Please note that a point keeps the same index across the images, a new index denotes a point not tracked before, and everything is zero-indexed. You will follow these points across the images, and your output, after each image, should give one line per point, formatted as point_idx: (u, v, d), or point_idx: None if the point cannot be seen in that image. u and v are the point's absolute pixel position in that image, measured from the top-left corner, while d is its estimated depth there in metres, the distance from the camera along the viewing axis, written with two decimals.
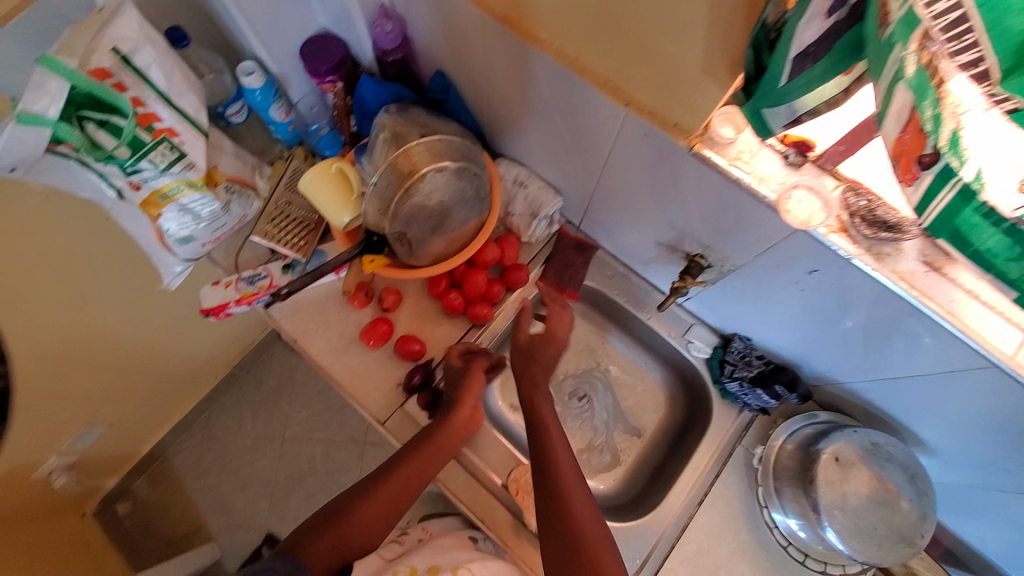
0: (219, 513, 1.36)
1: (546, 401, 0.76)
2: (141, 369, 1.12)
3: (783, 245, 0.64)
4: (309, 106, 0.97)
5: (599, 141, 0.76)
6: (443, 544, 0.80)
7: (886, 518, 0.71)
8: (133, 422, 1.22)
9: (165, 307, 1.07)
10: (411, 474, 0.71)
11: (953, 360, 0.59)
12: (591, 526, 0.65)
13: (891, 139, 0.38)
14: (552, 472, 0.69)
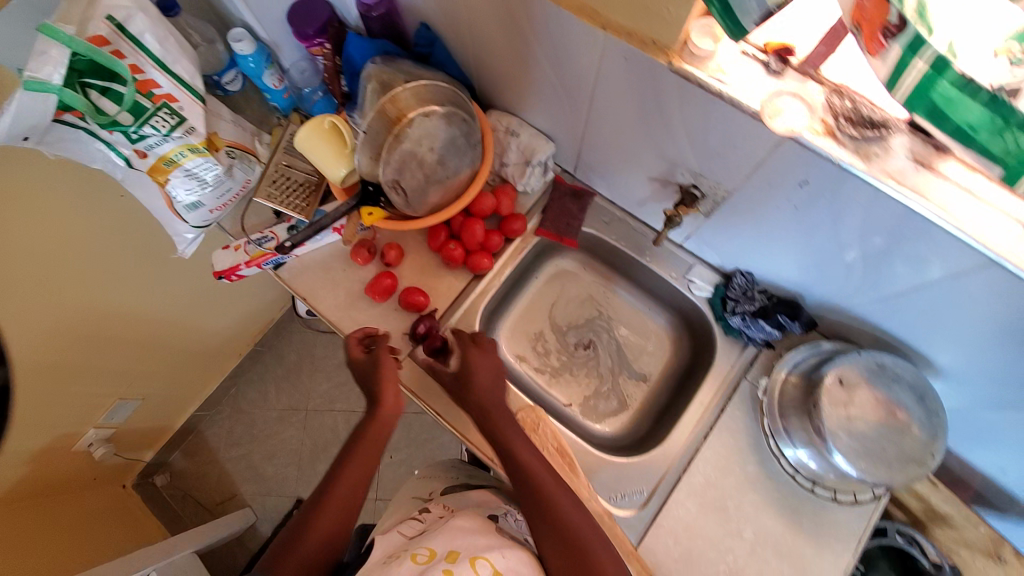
0: (251, 481, 1.57)
1: (479, 376, 0.77)
2: (175, 342, 1.31)
3: (770, 160, 0.62)
4: (300, 71, 0.97)
5: (585, 79, 0.74)
6: (461, 527, 0.66)
7: (894, 440, 0.70)
8: (168, 391, 1.41)
9: (190, 282, 1.23)
10: (360, 463, 0.69)
11: (953, 263, 0.57)
12: (563, 496, 0.66)
13: (853, 9, 0.41)
14: (511, 454, 0.70)
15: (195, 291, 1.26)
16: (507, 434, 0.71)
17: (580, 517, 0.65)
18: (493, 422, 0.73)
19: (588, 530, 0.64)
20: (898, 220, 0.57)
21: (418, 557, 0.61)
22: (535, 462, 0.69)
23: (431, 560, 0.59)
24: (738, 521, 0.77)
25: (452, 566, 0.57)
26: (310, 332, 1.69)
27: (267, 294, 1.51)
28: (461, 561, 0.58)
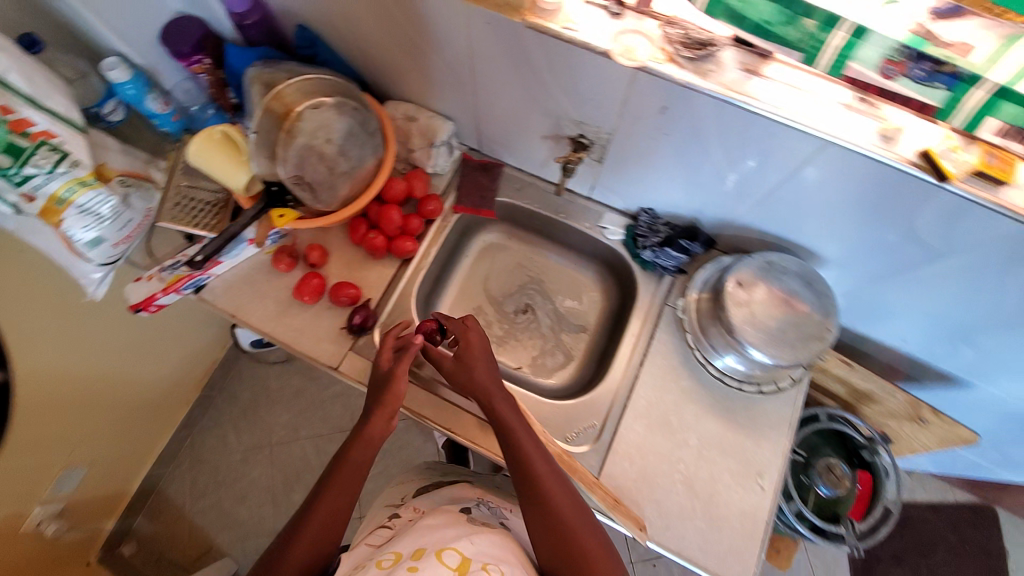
0: (226, 528, 1.50)
1: (494, 389, 0.74)
2: (113, 399, 1.25)
3: (632, 94, 0.68)
4: (185, 92, 0.96)
5: (459, 52, 0.78)
6: (431, 524, 0.68)
7: (794, 322, 0.78)
8: (114, 454, 1.33)
9: (117, 332, 1.18)
10: (351, 473, 0.71)
11: (799, 153, 0.65)
12: (567, 507, 0.67)
13: None
14: (527, 472, 0.69)
15: (126, 341, 1.21)
16: (523, 450, 0.70)
17: (579, 521, 0.67)
18: (512, 440, 0.71)
19: (585, 531, 0.66)
20: (747, 124, 0.64)
21: (385, 561, 0.60)
22: (550, 479, 0.69)
23: (397, 562, 0.60)
24: (683, 431, 0.84)
25: (417, 562, 0.59)
26: (260, 365, 1.65)
27: (204, 332, 1.47)
28: (427, 556, 0.59)
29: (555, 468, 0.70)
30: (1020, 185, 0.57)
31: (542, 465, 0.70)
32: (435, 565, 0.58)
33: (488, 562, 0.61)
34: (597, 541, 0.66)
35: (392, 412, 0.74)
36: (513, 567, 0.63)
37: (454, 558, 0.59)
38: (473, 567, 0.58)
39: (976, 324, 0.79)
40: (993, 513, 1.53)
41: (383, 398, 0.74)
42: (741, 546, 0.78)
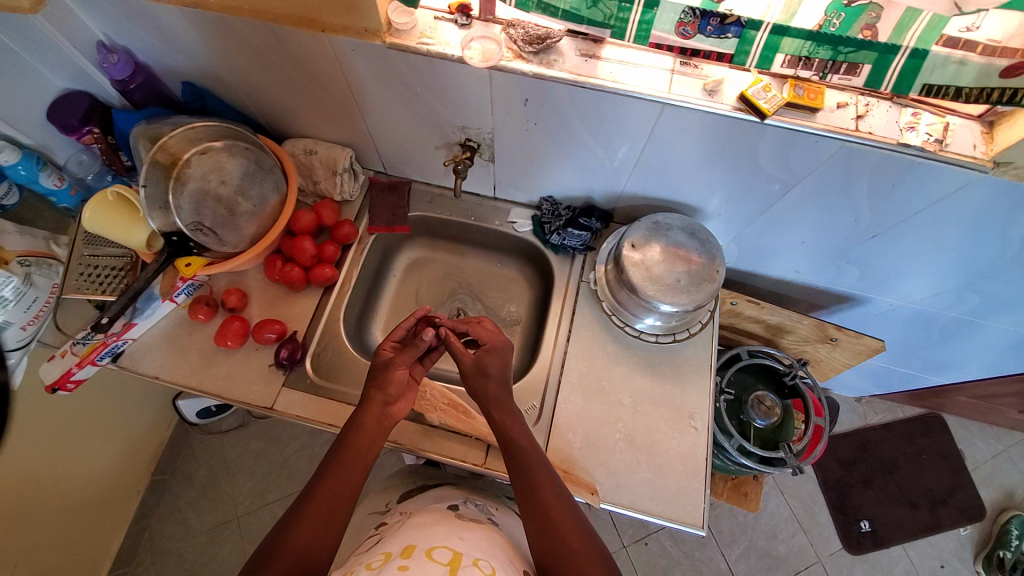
0: None
1: (505, 408, 0.77)
2: (63, 500, 1.14)
3: (495, 93, 0.75)
4: (80, 164, 0.96)
5: (338, 82, 0.83)
6: (418, 524, 0.71)
7: (686, 270, 0.86)
8: (70, 564, 1.21)
9: (61, 424, 1.09)
10: (347, 473, 0.69)
11: (647, 120, 0.72)
12: (561, 509, 0.68)
13: None
14: (530, 485, 0.70)
15: (71, 433, 1.12)
16: (529, 463, 0.72)
17: (568, 520, 0.67)
18: (518, 456, 0.73)
19: (571, 528, 0.66)
20: (595, 103, 0.72)
21: (374, 561, 0.61)
22: (547, 486, 0.70)
23: (386, 562, 0.60)
24: (616, 393, 0.89)
25: (408, 561, 0.60)
26: (215, 438, 1.57)
27: (146, 410, 1.39)
28: (417, 553, 0.61)
29: (554, 477, 0.72)
30: (828, 111, 0.67)
31: (544, 475, 0.71)
32: (425, 562, 0.60)
33: (478, 557, 0.63)
34: (581, 535, 0.66)
35: (388, 396, 0.76)
36: (500, 560, 0.65)
37: (444, 554, 0.61)
38: (465, 562, 0.61)
39: (850, 243, 0.88)
40: (940, 420, 1.65)
41: (385, 382, 0.76)
42: (687, 486, 0.83)
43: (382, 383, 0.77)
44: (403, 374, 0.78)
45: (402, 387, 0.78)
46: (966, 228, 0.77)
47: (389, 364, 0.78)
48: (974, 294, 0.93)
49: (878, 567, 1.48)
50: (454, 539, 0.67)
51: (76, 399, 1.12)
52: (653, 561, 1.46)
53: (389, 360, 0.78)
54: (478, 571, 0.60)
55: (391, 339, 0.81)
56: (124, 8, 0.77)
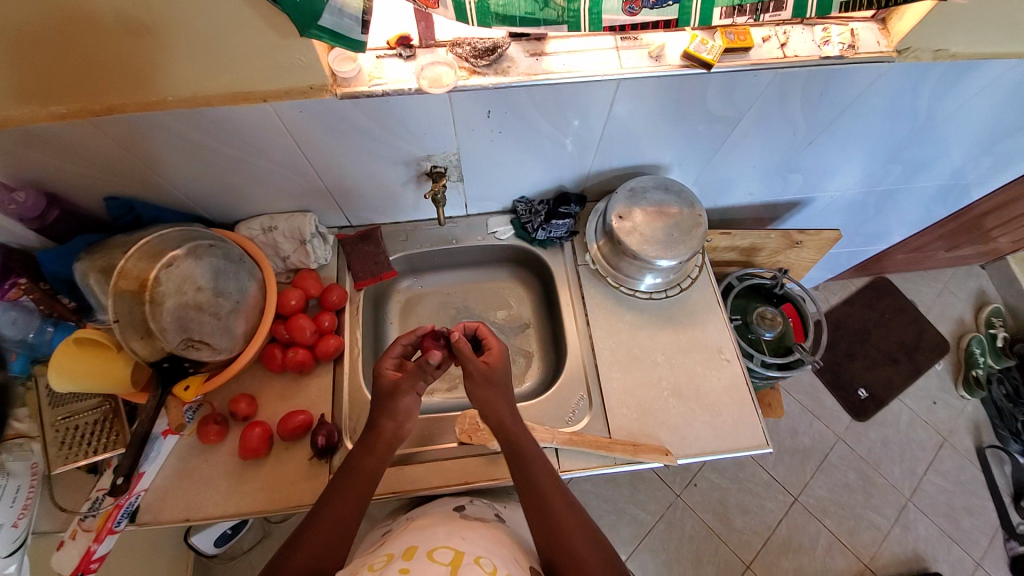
0: None
1: (512, 418, 0.75)
2: None
3: (455, 114, 0.76)
4: (14, 324, 0.78)
5: (286, 150, 0.79)
6: (422, 527, 0.72)
7: (674, 224, 0.92)
8: None
9: None
10: (356, 490, 0.70)
11: (605, 100, 0.77)
12: (567, 517, 0.68)
13: None
14: (542, 500, 0.69)
15: None
16: (536, 479, 0.70)
17: (572, 522, 0.68)
18: (525, 470, 0.71)
19: (576, 531, 0.67)
20: (555, 96, 0.75)
21: (376, 563, 0.63)
22: (555, 496, 0.69)
23: (388, 562, 0.62)
24: (648, 356, 0.93)
25: (409, 563, 0.62)
26: (239, 562, 1.39)
27: (161, 561, 1.19)
28: (417, 555, 0.63)
29: (558, 483, 0.72)
30: (758, 46, 0.74)
31: (551, 486, 0.70)
32: (426, 563, 0.61)
33: (480, 555, 0.64)
34: (585, 534, 0.67)
35: (400, 420, 0.73)
36: (503, 560, 0.66)
37: (445, 555, 0.63)
38: (466, 559, 0.62)
39: (793, 155, 0.98)
40: (887, 281, 1.88)
41: (393, 410, 0.72)
42: (742, 414, 0.89)
43: (390, 411, 0.72)
44: (410, 400, 0.73)
45: (410, 411, 0.73)
46: (882, 112, 0.88)
47: (394, 391, 0.73)
48: (897, 165, 1.07)
49: (887, 423, 1.65)
50: (455, 538, 0.68)
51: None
52: (709, 498, 1.53)
53: (396, 385, 0.73)
54: (479, 569, 0.61)
55: (390, 357, 0.77)
56: (18, 137, 0.68)
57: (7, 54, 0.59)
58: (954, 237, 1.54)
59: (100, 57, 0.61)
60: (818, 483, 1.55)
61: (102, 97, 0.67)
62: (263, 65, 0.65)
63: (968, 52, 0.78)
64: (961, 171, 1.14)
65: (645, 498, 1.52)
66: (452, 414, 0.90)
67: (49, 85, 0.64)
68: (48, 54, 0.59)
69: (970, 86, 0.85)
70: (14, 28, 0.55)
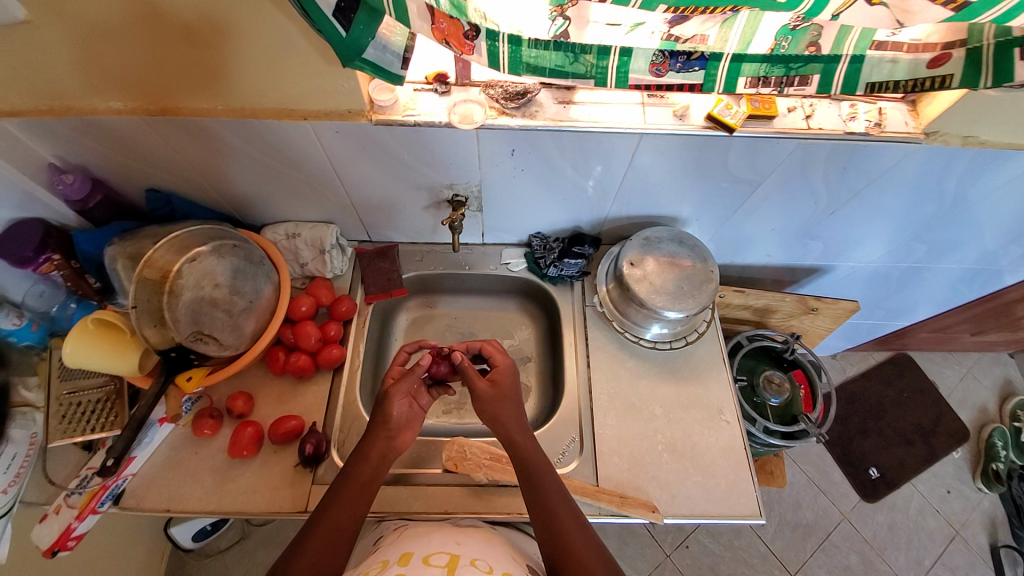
0: None
1: (520, 433, 0.74)
2: None
3: (481, 149, 0.79)
4: (40, 297, 0.86)
5: (319, 164, 0.83)
6: (414, 533, 0.70)
7: (685, 277, 0.92)
8: None
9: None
10: (352, 499, 0.68)
11: (627, 150, 0.79)
12: (577, 538, 0.66)
13: (431, 32, 0.56)
14: (551, 519, 0.67)
15: None
16: (546, 496, 0.69)
17: (581, 542, 0.65)
18: (535, 486, 0.70)
19: (589, 553, 0.64)
20: (579, 142, 0.77)
21: (371, 570, 0.61)
22: (566, 516, 0.68)
23: (385, 568, 0.61)
24: (646, 406, 0.92)
25: (405, 568, 0.60)
26: (213, 560, 1.37)
27: (137, 548, 1.19)
28: (414, 560, 0.62)
29: (569, 501, 0.70)
30: (782, 116, 0.76)
31: (560, 502, 0.69)
32: (423, 567, 0.60)
33: (476, 557, 0.64)
34: (598, 556, 0.65)
35: (392, 431, 0.74)
36: (502, 560, 0.66)
37: (442, 558, 0.62)
38: (462, 562, 0.62)
39: (813, 222, 0.98)
40: (908, 358, 1.81)
41: (385, 417, 0.74)
42: (736, 479, 0.86)
43: (383, 418, 0.74)
44: (404, 406, 0.76)
45: (404, 420, 0.75)
46: (907, 190, 0.88)
47: (387, 397, 0.76)
48: (920, 244, 1.05)
49: (897, 508, 1.56)
50: (451, 544, 0.67)
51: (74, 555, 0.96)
52: (699, 562, 1.45)
53: (388, 390, 0.76)
54: (475, 571, 0.61)
55: (396, 366, 0.80)
56: (78, 125, 0.74)
57: (83, 54, 0.64)
58: (980, 322, 1.49)
59: (164, 63, 0.66)
60: (817, 562, 1.47)
61: (158, 99, 0.72)
62: (311, 86, 0.70)
63: (1000, 141, 0.77)
64: (989, 257, 1.11)
65: (632, 554, 1.45)
66: (441, 439, 0.90)
67: (115, 83, 0.69)
68: (118, 56, 0.65)
69: (1001, 175, 0.84)
70: (94, 30, 0.61)
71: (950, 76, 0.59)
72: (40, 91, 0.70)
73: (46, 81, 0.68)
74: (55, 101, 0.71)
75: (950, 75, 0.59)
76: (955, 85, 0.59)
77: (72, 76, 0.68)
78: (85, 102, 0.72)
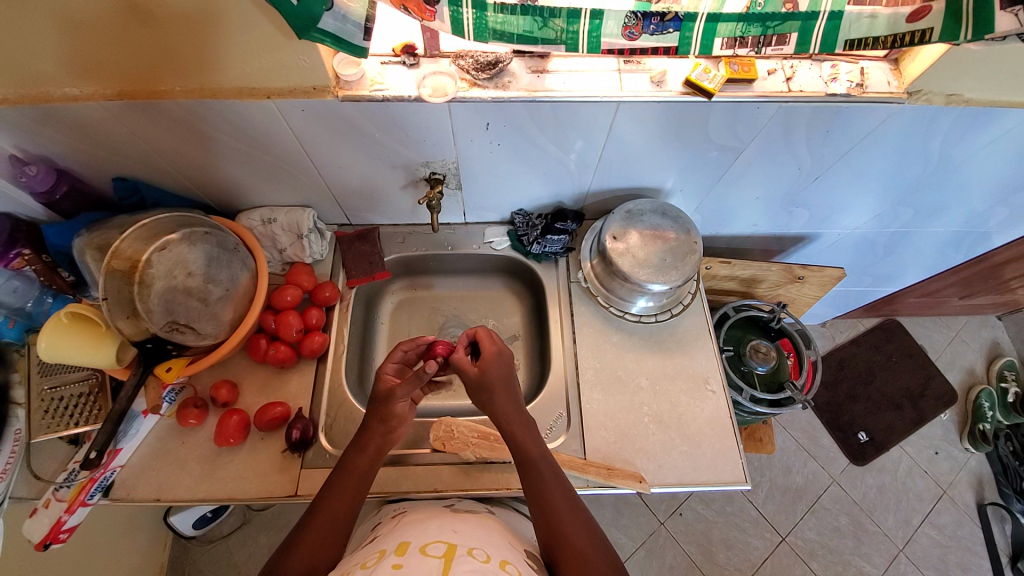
0: None
1: (513, 420, 0.73)
2: None
3: (453, 124, 0.77)
4: (14, 293, 0.83)
5: (289, 145, 0.80)
6: (414, 522, 0.70)
7: (668, 248, 0.91)
8: None
9: None
10: (345, 494, 0.69)
11: (604, 121, 0.77)
12: (569, 520, 0.66)
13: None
14: (546, 505, 0.67)
15: None
16: (541, 481, 0.69)
17: (576, 527, 0.66)
18: (530, 474, 0.70)
19: (582, 539, 0.65)
20: (556, 113, 0.75)
21: (368, 560, 0.61)
22: (561, 499, 0.68)
23: (381, 559, 0.60)
24: (633, 380, 0.92)
25: (402, 558, 0.60)
26: (217, 545, 1.39)
27: (137, 537, 1.20)
28: (411, 550, 0.61)
29: (564, 484, 0.70)
30: (762, 79, 0.74)
31: (556, 485, 0.69)
32: (420, 557, 0.60)
33: (473, 547, 0.64)
34: (590, 537, 0.65)
35: (390, 426, 0.72)
36: (499, 547, 0.66)
37: (438, 547, 0.62)
38: (459, 551, 0.62)
39: (797, 190, 0.96)
40: (897, 323, 1.83)
41: (387, 414, 0.72)
42: (722, 448, 0.87)
43: (384, 415, 0.73)
44: (404, 404, 0.74)
45: (405, 415, 0.74)
46: (893, 152, 0.86)
47: (389, 396, 0.73)
48: (906, 208, 1.04)
49: (885, 470, 1.60)
50: (448, 531, 0.67)
51: (68, 548, 0.97)
52: (693, 529, 1.49)
53: (391, 390, 0.73)
54: (472, 560, 0.60)
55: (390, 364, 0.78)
56: (37, 114, 0.71)
57: (29, 36, 0.61)
58: (968, 285, 1.49)
59: (118, 44, 0.63)
60: (808, 524, 1.51)
61: (116, 83, 0.69)
62: (268, 63, 0.67)
63: (983, 99, 0.76)
64: (976, 219, 1.10)
65: (627, 523, 1.49)
66: (430, 420, 0.90)
67: (67, 67, 0.66)
68: (68, 37, 0.62)
69: (984, 136, 0.83)
70: (36, 15, 0.58)
71: (931, 30, 0.57)
72: None
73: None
74: (8, 89, 0.68)
75: (930, 29, 0.57)
76: (934, 40, 0.57)
77: (20, 62, 0.64)
78: (39, 90, 0.68)
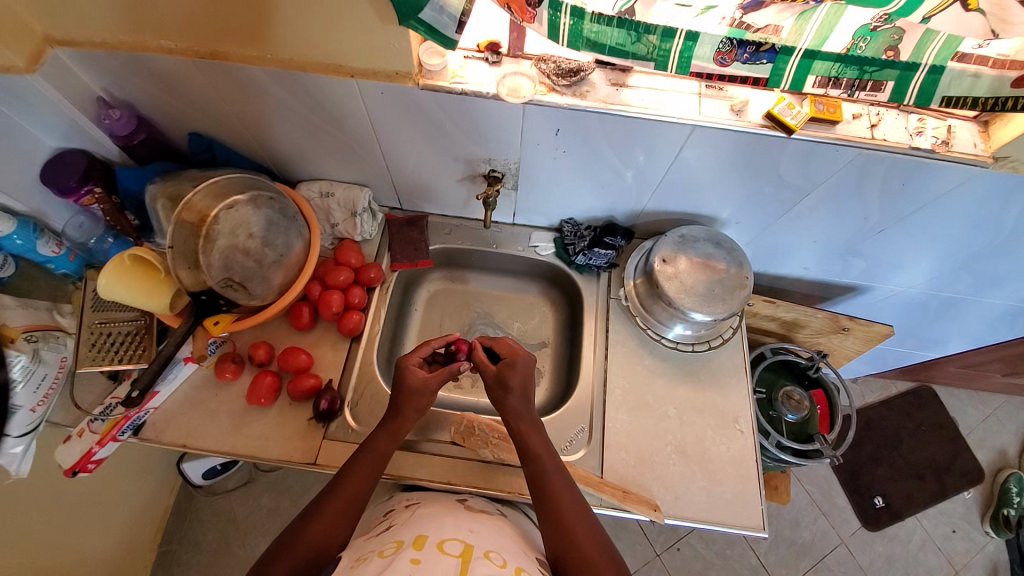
0: None
1: (528, 426, 0.73)
2: None
3: (524, 125, 0.77)
4: (80, 228, 0.90)
5: (360, 124, 0.82)
6: (430, 516, 0.71)
7: (715, 279, 0.89)
8: None
9: (72, 510, 0.97)
10: (360, 475, 0.69)
11: (675, 143, 0.76)
12: (584, 534, 0.65)
13: None
14: (558, 517, 0.66)
15: (81, 516, 1.00)
16: (552, 492, 0.68)
17: (591, 544, 0.64)
18: (541, 484, 0.69)
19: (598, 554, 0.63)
20: (628, 128, 0.74)
21: (386, 549, 0.62)
22: (574, 513, 0.67)
23: (399, 550, 0.61)
24: (660, 407, 0.90)
25: (419, 553, 0.60)
26: (221, 499, 1.42)
27: (150, 478, 1.24)
28: (428, 545, 0.61)
29: (577, 499, 0.69)
30: (846, 122, 0.72)
31: (569, 500, 0.68)
32: (436, 554, 0.60)
33: (490, 550, 0.63)
34: (605, 554, 0.64)
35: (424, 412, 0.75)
36: (513, 554, 0.65)
37: (455, 546, 0.62)
38: (476, 553, 0.61)
39: (858, 239, 0.93)
40: (933, 392, 1.75)
41: (420, 405, 0.74)
42: (743, 491, 0.85)
43: (417, 404, 0.74)
44: (427, 398, 0.75)
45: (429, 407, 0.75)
46: (967, 214, 0.82)
47: (420, 387, 0.75)
48: (968, 274, 1.00)
49: (899, 540, 1.53)
50: (464, 531, 0.67)
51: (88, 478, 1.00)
52: (689, 566, 1.45)
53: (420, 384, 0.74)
54: (489, 563, 0.60)
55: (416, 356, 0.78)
56: (131, 62, 0.74)
57: None
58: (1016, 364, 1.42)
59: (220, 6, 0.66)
60: None
61: (211, 43, 0.71)
62: (362, 43, 0.68)
63: None
64: None
65: (623, 548, 1.46)
66: (451, 413, 0.91)
67: (169, 21, 0.69)
68: None
69: None
70: None
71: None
72: (99, 26, 0.70)
73: (103, 14, 0.68)
74: (111, 35, 0.71)
75: None
76: None
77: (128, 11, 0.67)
78: (139, 39, 0.72)
